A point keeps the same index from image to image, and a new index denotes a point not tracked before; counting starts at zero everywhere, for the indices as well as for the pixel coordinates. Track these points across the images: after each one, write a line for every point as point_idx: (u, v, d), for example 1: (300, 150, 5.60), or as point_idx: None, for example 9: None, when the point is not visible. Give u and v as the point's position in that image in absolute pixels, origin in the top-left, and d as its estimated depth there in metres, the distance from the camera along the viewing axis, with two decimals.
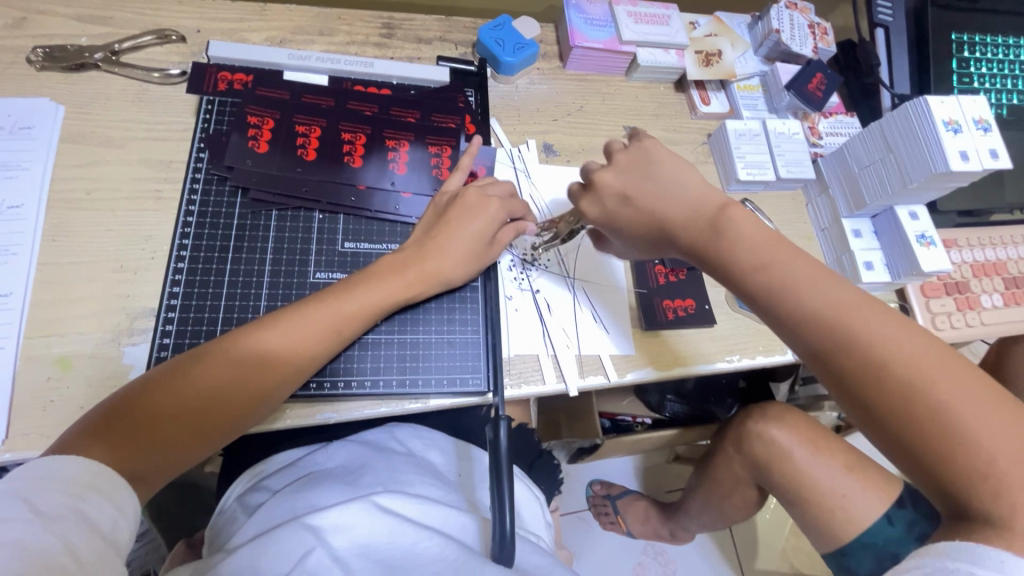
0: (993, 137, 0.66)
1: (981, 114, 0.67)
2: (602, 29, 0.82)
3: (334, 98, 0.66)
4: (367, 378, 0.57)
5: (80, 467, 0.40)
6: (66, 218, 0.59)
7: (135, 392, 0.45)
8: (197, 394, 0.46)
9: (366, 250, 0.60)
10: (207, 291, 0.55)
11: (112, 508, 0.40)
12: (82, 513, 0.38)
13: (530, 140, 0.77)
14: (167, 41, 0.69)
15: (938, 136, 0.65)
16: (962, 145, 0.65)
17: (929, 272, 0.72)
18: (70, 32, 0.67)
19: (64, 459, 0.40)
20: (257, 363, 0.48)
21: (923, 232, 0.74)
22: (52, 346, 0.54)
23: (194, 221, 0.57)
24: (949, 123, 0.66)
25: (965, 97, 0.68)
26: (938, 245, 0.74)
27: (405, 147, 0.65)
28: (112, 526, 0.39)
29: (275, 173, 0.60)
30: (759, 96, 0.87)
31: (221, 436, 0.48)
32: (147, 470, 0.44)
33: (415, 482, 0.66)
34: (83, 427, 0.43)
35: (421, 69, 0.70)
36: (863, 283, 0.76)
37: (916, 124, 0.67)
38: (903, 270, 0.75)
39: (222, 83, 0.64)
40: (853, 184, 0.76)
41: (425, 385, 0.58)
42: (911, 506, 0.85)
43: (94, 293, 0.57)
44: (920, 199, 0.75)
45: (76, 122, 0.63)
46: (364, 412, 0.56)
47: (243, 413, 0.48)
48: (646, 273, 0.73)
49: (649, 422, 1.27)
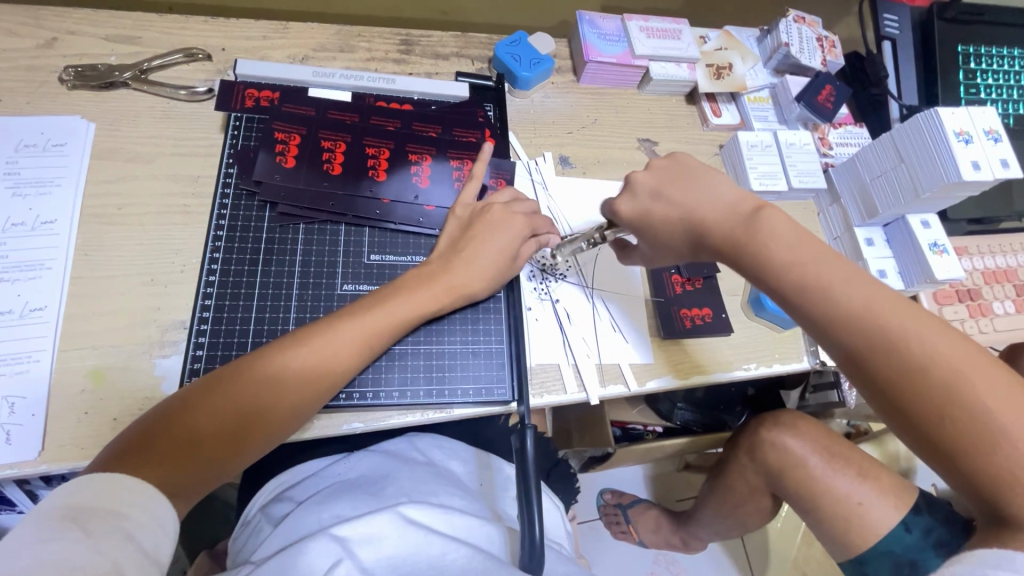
0: (1003, 147, 0.67)
1: (992, 125, 0.68)
2: (615, 43, 0.84)
3: (358, 114, 0.67)
4: (394, 389, 0.57)
5: (125, 486, 0.41)
6: (98, 232, 0.60)
7: (172, 408, 0.46)
8: (235, 409, 0.47)
9: (391, 262, 0.61)
10: (238, 305, 0.56)
11: (154, 525, 0.40)
12: (126, 530, 0.38)
13: (546, 152, 0.78)
14: (193, 59, 0.71)
15: (950, 147, 0.66)
16: (973, 155, 0.66)
17: (942, 280, 0.74)
18: (99, 51, 0.68)
19: (109, 477, 0.41)
20: (290, 378, 0.49)
21: (936, 241, 0.75)
22: (86, 358, 0.55)
23: (224, 236, 0.58)
24: (960, 134, 0.67)
25: (974, 108, 0.69)
26: (951, 254, 0.75)
27: (428, 161, 0.66)
28: (154, 543, 0.40)
29: (302, 188, 0.61)
30: (769, 107, 0.89)
31: (259, 448, 0.49)
32: (188, 483, 0.45)
33: (438, 492, 0.67)
34: (125, 445, 0.44)
35: (441, 84, 0.72)
36: None
37: (927, 134, 0.68)
38: (916, 278, 0.76)
39: (249, 100, 0.65)
40: (866, 193, 0.77)
41: (451, 395, 0.58)
42: (929, 513, 0.84)
43: (125, 306, 0.58)
44: (932, 208, 0.76)
45: (107, 139, 0.65)
46: (392, 422, 0.57)
47: (279, 426, 0.49)
48: (664, 283, 0.74)
49: (660, 430, 1.28)
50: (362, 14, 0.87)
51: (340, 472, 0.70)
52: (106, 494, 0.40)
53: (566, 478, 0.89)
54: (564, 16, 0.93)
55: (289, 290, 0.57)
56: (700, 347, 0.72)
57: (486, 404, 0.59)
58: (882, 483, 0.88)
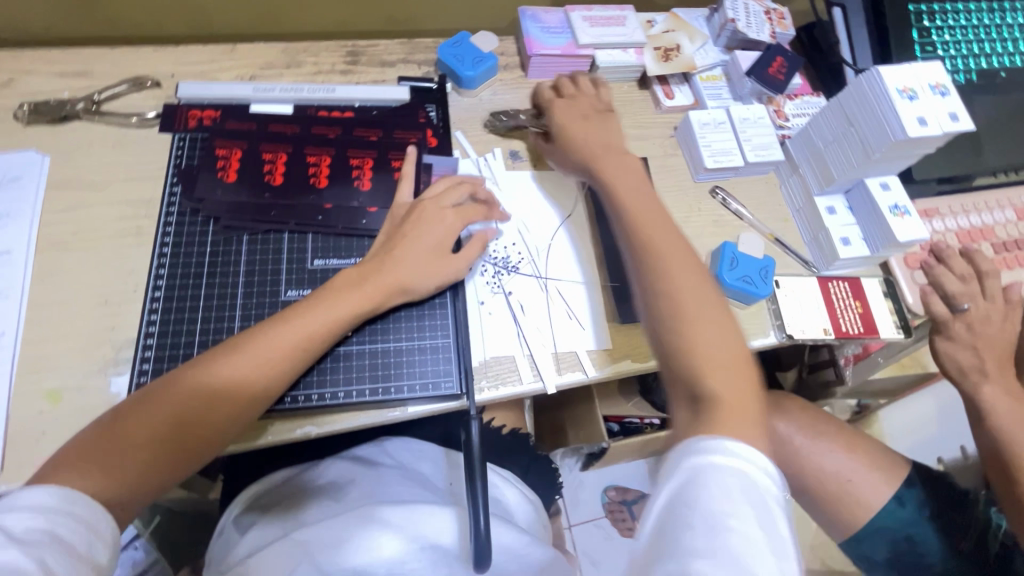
0: (952, 100, 0.66)
1: (938, 79, 0.67)
2: (559, 36, 0.84)
3: (299, 125, 0.69)
4: (341, 390, 0.58)
5: (56, 496, 0.41)
6: (54, 258, 0.62)
7: (108, 425, 0.47)
8: (169, 418, 0.48)
9: (334, 266, 0.63)
10: (183, 317, 0.59)
11: (86, 531, 0.41)
12: (57, 536, 0.39)
13: (495, 148, 0.78)
14: (143, 87, 0.73)
15: (894, 104, 0.65)
16: (919, 111, 0.65)
17: (905, 243, 0.71)
18: (54, 88, 0.71)
19: (44, 488, 0.41)
20: (222, 387, 0.50)
21: (897, 203, 0.73)
22: (43, 380, 0.57)
23: (169, 253, 0.62)
24: (904, 91, 0.65)
25: (919, 65, 0.68)
26: (914, 215, 0.73)
27: (370, 164, 0.67)
28: (89, 546, 0.41)
29: (244, 200, 0.63)
30: (722, 84, 0.88)
31: (198, 457, 0.50)
32: (126, 494, 0.46)
33: (404, 492, 0.66)
34: (63, 460, 0.45)
35: (382, 90, 0.73)
36: (842, 259, 0.75)
37: (871, 93, 0.67)
38: (880, 243, 0.74)
39: (192, 120, 0.69)
40: (821, 161, 0.76)
41: (400, 392, 0.59)
42: (921, 485, 0.85)
43: (80, 328, 0.59)
44: (891, 169, 0.74)
45: (62, 170, 0.67)
46: (344, 423, 0.58)
47: (218, 434, 0.50)
48: (619, 266, 0.72)
49: (659, 422, 1.22)
50: (311, 31, 0.89)
51: (309, 479, 0.71)
52: (42, 501, 0.41)
53: (547, 473, 0.88)
54: (512, 14, 0.94)
55: (234, 300, 0.60)
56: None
57: (435, 399, 0.60)
58: (869, 457, 0.87)
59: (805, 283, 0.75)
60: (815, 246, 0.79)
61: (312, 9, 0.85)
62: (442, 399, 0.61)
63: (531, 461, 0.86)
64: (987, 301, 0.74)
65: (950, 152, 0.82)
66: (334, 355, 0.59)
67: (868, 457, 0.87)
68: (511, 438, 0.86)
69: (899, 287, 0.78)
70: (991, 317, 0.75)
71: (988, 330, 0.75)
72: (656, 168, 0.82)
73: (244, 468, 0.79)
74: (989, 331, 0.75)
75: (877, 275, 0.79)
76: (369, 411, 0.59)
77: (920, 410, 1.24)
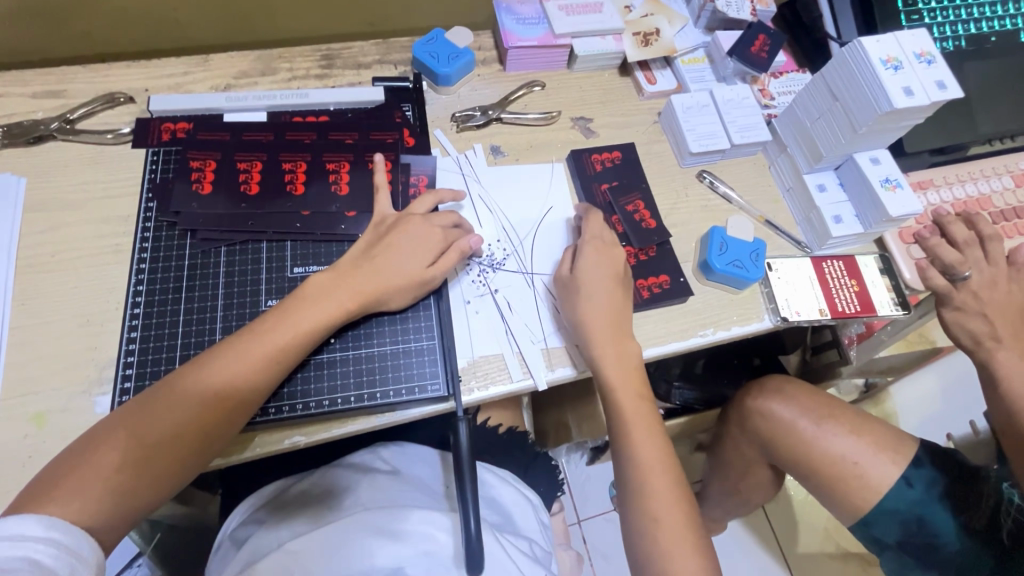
0: (938, 68, 0.64)
1: (923, 47, 0.65)
2: (535, 26, 0.82)
3: (273, 132, 0.68)
4: (326, 398, 0.58)
5: (39, 523, 0.43)
6: (33, 280, 0.62)
7: (87, 449, 0.48)
8: (146, 437, 0.49)
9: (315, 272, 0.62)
10: (164, 333, 0.58)
11: (69, 557, 0.43)
12: (38, 563, 0.41)
13: (476, 145, 0.76)
14: (116, 103, 0.72)
15: (878, 76, 0.63)
16: (904, 81, 0.63)
17: (898, 217, 0.70)
18: (27, 110, 0.71)
19: (26, 517, 0.43)
20: (197, 403, 0.50)
21: (888, 176, 0.71)
22: (28, 404, 0.56)
23: (147, 268, 0.61)
24: (888, 61, 0.64)
25: (902, 33, 0.66)
26: (906, 188, 0.71)
27: (346, 168, 0.67)
28: (73, 572, 0.43)
29: (219, 211, 0.62)
30: (705, 67, 0.86)
31: (178, 473, 0.50)
32: (105, 515, 0.46)
33: (400, 496, 0.66)
34: (46, 485, 0.46)
35: (356, 92, 0.72)
36: (834, 238, 0.74)
37: (855, 66, 0.65)
38: (873, 219, 0.72)
39: (166, 134, 0.69)
40: (808, 138, 0.74)
41: (387, 397, 0.59)
42: (930, 464, 0.83)
43: (63, 349, 0.59)
44: (881, 143, 0.72)
45: (38, 191, 0.66)
46: (331, 431, 0.58)
47: (197, 449, 0.50)
48: None
49: (662, 413, 1.22)
50: (285, 37, 0.88)
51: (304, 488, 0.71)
52: (24, 532, 0.42)
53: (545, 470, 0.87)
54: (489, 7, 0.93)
55: (215, 312, 0.59)
56: (654, 318, 0.69)
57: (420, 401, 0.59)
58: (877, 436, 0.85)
59: (797, 265, 0.74)
60: (807, 226, 0.77)
61: (285, 15, 0.84)
62: (430, 401, 0.60)
63: (529, 459, 0.85)
64: (992, 267, 0.73)
65: (944, 120, 0.80)
66: (316, 363, 0.59)
67: (875, 436, 0.85)
68: (507, 437, 0.85)
69: (895, 262, 0.77)
70: (995, 286, 0.73)
71: (994, 299, 0.73)
72: (642, 153, 0.79)
73: (242, 481, 0.79)
74: (996, 298, 0.73)
75: (873, 251, 0.78)
76: (356, 417, 0.58)
77: (929, 386, 1.22)
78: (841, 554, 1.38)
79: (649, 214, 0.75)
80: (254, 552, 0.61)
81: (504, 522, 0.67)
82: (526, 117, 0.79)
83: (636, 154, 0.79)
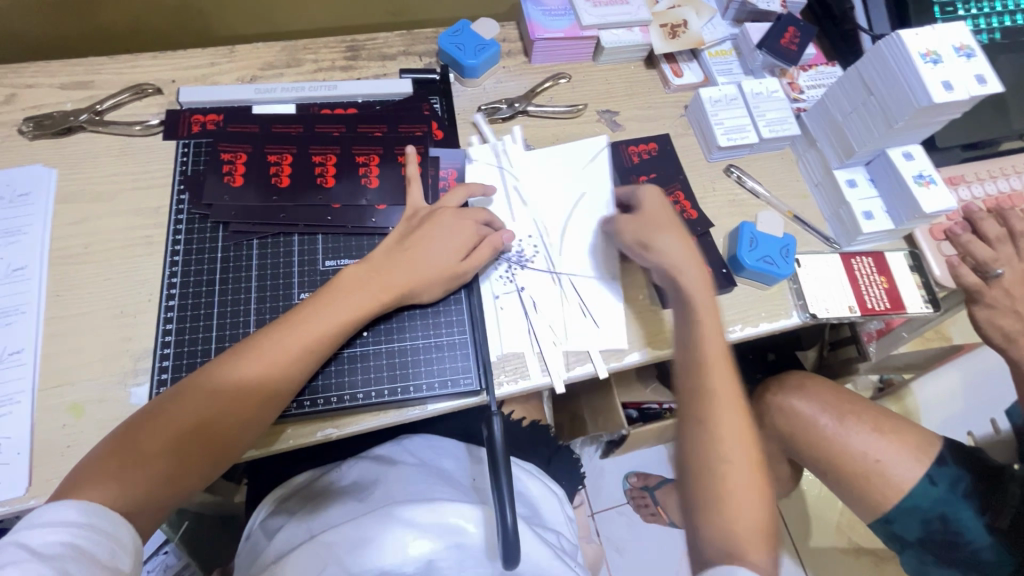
0: (978, 62, 0.63)
1: (963, 40, 0.64)
2: (561, 18, 0.81)
3: (302, 124, 0.68)
4: (359, 391, 0.58)
5: (76, 509, 0.43)
6: (67, 271, 0.62)
7: (124, 436, 0.48)
8: (182, 425, 0.49)
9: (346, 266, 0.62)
10: (199, 325, 0.59)
11: (107, 540, 0.43)
12: (78, 546, 0.41)
13: (502, 139, 0.76)
14: (144, 94, 0.72)
15: (916, 69, 0.62)
16: (944, 75, 0.62)
17: (932, 213, 0.69)
18: (56, 101, 0.71)
19: (63, 503, 0.43)
20: (232, 393, 0.50)
21: (921, 172, 0.70)
22: (65, 394, 0.57)
23: (180, 261, 0.61)
24: (926, 55, 0.63)
25: (941, 26, 0.65)
26: (940, 184, 0.70)
27: (376, 160, 0.66)
28: (113, 555, 0.43)
29: (251, 204, 0.63)
30: (733, 59, 0.85)
31: (210, 462, 0.50)
32: (140, 502, 0.47)
33: (429, 489, 0.66)
34: (83, 469, 0.47)
35: (384, 84, 0.72)
36: (864, 234, 0.73)
37: (892, 60, 0.64)
38: (905, 216, 0.71)
39: (195, 126, 0.69)
40: (839, 133, 0.73)
41: (417, 390, 0.59)
42: (954, 462, 0.83)
43: (98, 339, 0.59)
44: (914, 139, 0.71)
45: (69, 183, 0.67)
46: (364, 424, 0.58)
47: (232, 438, 0.51)
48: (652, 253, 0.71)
49: (678, 407, 1.22)
50: (308, 28, 0.88)
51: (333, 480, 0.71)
52: (57, 517, 0.42)
53: (566, 462, 0.87)
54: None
55: (248, 304, 0.60)
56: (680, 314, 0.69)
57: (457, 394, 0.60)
58: (900, 432, 0.85)
59: (825, 262, 0.73)
60: (836, 221, 0.76)
61: (309, 6, 0.83)
62: (461, 394, 0.60)
63: (550, 452, 0.86)
64: (1020, 262, 0.73)
65: (977, 115, 0.79)
66: (349, 357, 0.59)
67: (899, 433, 0.85)
68: (529, 430, 0.86)
69: (925, 259, 0.75)
70: None
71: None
72: (669, 146, 0.79)
73: (267, 471, 0.79)
74: None
75: (902, 248, 0.76)
76: (387, 412, 0.59)
77: (949, 383, 1.22)
78: (855, 550, 1.38)
79: (687, 207, 0.75)
80: (286, 543, 0.62)
81: (531, 514, 0.68)
82: (553, 110, 0.79)
83: (663, 148, 0.78)
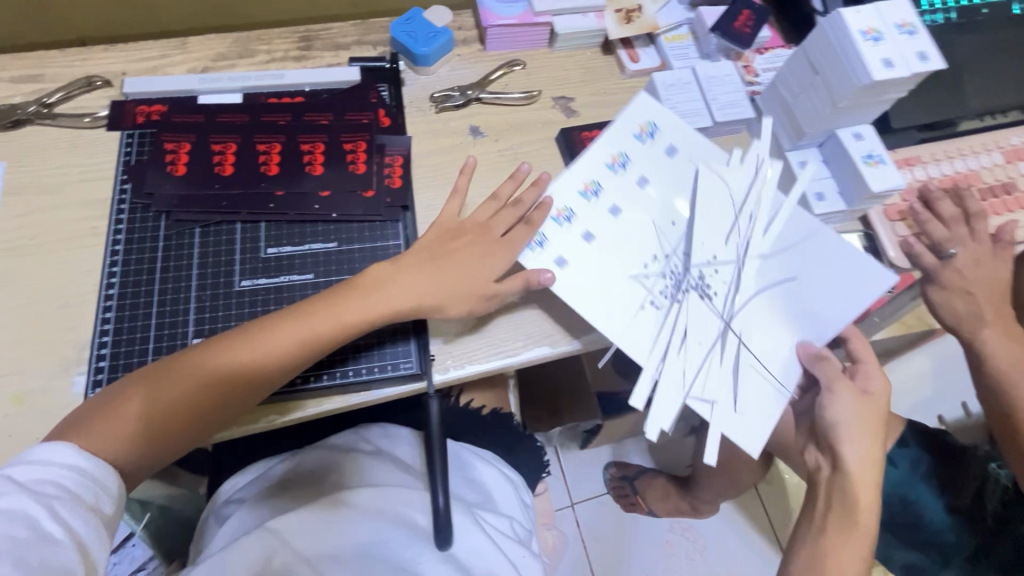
0: (920, 39, 0.63)
1: (905, 17, 0.64)
2: (515, 4, 0.81)
3: (247, 114, 0.68)
4: (298, 375, 0.58)
5: (63, 452, 0.48)
6: (11, 263, 0.62)
7: (121, 389, 0.53)
8: (163, 399, 0.52)
9: (289, 254, 0.63)
10: (138, 314, 0.59)
11: (93, 484, 0.48)
12: (61, 487, 0.47)
13: (454, 125, 0.75)
14: (93, 87, 0.72)
15: (856, 47, 0.61)
16: (884, 52, 0.61)
17: (880, 192, 0.69)
18: (5, 94, 0.71)
19: (61, 444, 0.48)
20: (209, 375, 0.53)
21: (871, 152, 0.70)
22: (6, 384, 0.57)
23: (122, 250, 0.62)
24: (867, 32, 0.62)
25: (884, 3, 0.65)
26: (889, 163, 0.70)
27: (319, 149, 0.66)
28: (96, 499, 0.48)
29: (192, 192, 0.63)
30: (688, 44, 0.85)
31: (182, 435, 0.53)
32: (108, 457, 0.50)
33: (379, 476, 0.67)
34: (69, 422, 0.51)
35: (326, 70, 0.72)
36: (817, 215, 0.72)
37: (834, 37, 0.64)
38: (857, 197, 0.71)
39: (141, 116, 0.69)
40: (790, 114, 0.73)
41: (358, 374, 0.59)
42: (917, 443, 0.83)
43: (41, 330, 0.59)
44: (864, 118, 0.71)
45: (15, 175, 0.67)
46: (304, 410, 0.58)
47: (202, 416, 0.53)
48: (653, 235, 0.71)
49: None
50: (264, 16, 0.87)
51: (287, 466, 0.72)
52: (51, 457, 0.47)
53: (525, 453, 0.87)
54: None
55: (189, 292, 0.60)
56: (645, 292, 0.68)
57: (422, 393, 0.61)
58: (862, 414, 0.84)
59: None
60: None
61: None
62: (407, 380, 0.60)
63: (511, 440, 0.86)
64: (975, 243, 0.72)
65: (931, 96, 0.79)
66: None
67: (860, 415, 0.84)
68: (489, 419, 0.85)
69: (880, 241, 0.75)
70: (980, 262, 0.72)
71: (979, 276, 0.72)
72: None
73: (228, 462, 0.80)
74: (981, 275, 0.72)
75: (857, 230, 0.76)
76: (331, 393, 0.59)
77: (924, 367, 1.22)
78: None
79: None
80: (248, 521, 0.63)
81: (483, 500, 0.69)
82: (507, 97, 0.78)
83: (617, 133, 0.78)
